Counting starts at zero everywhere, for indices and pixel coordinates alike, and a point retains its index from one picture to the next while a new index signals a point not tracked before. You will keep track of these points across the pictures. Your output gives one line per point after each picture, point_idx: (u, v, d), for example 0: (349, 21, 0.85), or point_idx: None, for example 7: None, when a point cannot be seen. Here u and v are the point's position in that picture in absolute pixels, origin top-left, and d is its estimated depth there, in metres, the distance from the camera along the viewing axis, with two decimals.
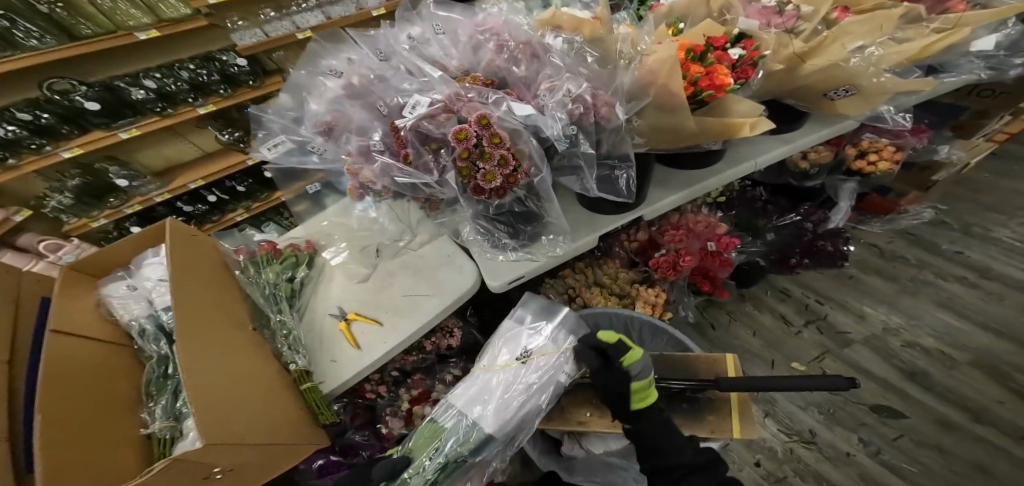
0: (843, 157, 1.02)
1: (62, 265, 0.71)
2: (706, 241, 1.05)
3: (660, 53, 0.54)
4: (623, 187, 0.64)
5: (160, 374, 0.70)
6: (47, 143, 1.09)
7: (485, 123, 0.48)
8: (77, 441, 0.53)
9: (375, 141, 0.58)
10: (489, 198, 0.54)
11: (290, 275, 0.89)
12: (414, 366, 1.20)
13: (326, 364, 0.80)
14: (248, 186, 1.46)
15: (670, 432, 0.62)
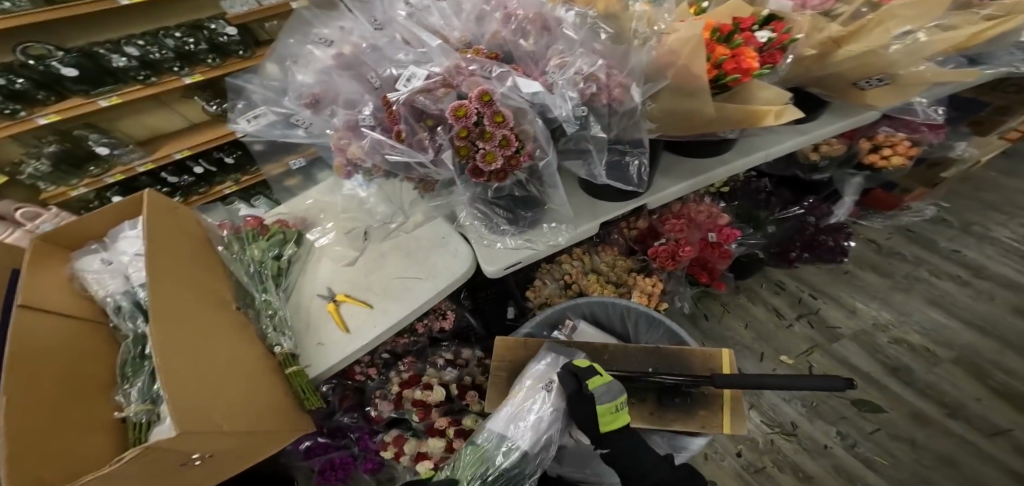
0: (855, 151, 1.00)
1: (33, 235, 0.68)
2: (707, 231, 1.04)
3: (682, 33, 0.51)
4: (634, 175, 0.62)
5: (136, 354, 0.68)
6: (22, 108, 1.04)
7: (487, 99, 0.45)
8: (47, 424, 0.52)
9: (365, 116, 0.54)
10: (488, 180, 0.51)
11: (277, 253, 0.85)
12: (406, 349, 1.22)
13: (312, 347, 0.79)
14: (237, 158, 1.41)
15: (639, 452, 0.63)
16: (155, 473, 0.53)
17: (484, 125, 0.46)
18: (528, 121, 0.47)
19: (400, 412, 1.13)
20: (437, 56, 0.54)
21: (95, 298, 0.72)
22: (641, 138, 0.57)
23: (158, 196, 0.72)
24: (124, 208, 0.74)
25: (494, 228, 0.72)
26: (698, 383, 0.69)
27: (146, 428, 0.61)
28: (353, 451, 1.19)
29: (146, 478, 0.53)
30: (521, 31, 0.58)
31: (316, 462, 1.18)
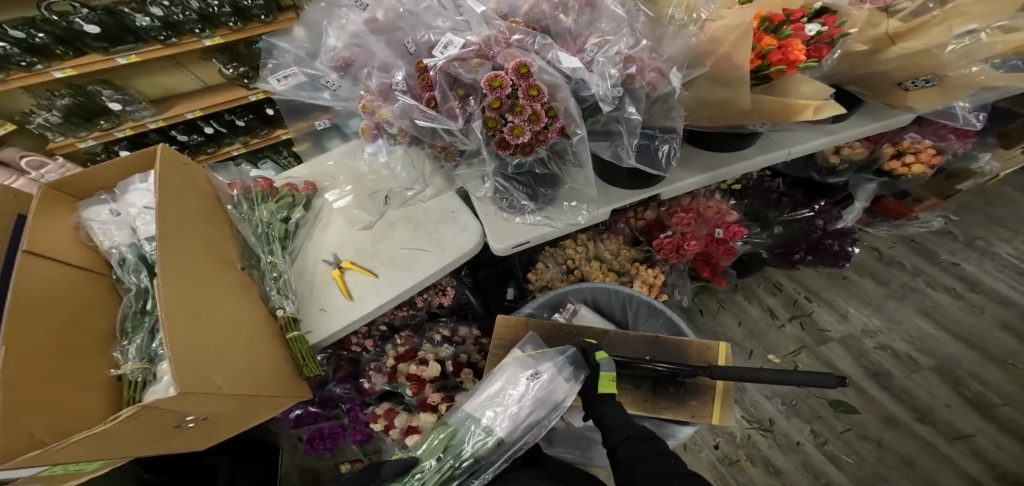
0: (878, 156, 1.00)
1: (42, 182, 0.67)
2: (714, 227, 1.04)
3: (728, 20, 0.51)
4: (661, 159, 0.61)
5: (137, 308, 0.68)
6: (39, 62, 1.01)
7: (524, 72, 0.44)
8: (41, 377, 0.52)
9: (398, 80, 0.53)
10: (513, 153, 0.50)
11: (284, 216, 0.86)
12: (404, 322, 1.25)
13: (315, 312, 0.79)
14: (248, 122, 1.36)
15: (620, 414, 0.60)
16: (152, 430, 0.54)
17: (516, 97, 0.45)
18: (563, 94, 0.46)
19: (394, 386, 1.15)
20: (475, 22, 0.53)
21: (100, 250, 0.71)
22: (673, 125, 0.57)
23: (170, 152, 0.71)
24: (132, 162, 0.72)
25: (512, 204, 0.73)
26: (697, 372, 0.71)
27: (142, 387, 0.61)
28: (343, 422, 1.23)
29: (140, 437, 0.54)
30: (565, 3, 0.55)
31: (305, 431, 1.22)
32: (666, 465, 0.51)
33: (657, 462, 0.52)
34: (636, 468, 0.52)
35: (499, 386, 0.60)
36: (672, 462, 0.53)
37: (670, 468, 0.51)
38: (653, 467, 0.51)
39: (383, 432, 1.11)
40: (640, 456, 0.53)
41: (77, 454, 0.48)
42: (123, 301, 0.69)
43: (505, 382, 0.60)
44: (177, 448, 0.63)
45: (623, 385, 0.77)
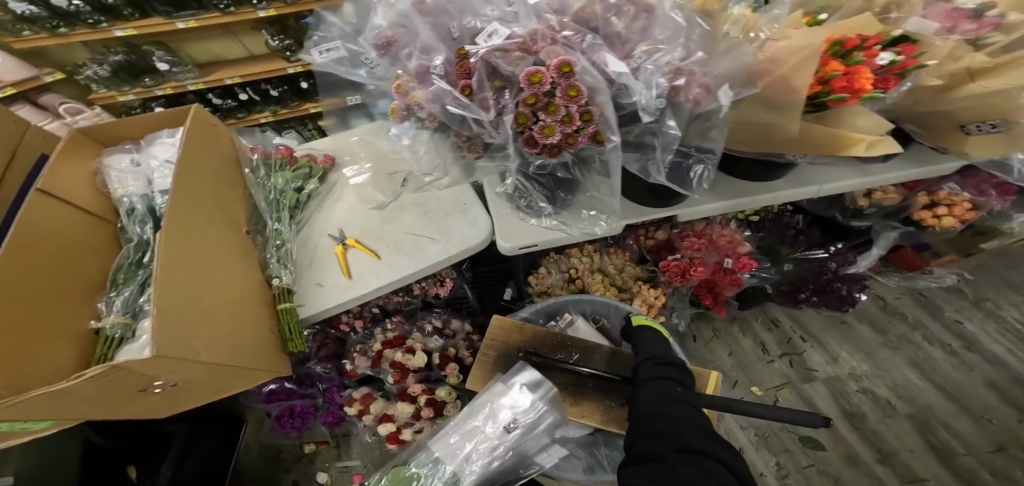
0: (909, 204, 0.90)
1: (71, 125, 0.65)
2: (724, 256, 1.03)
3: (792, 41, 0.51)
4: (693, 180, 0.60)
5: (133, 260, 0.65)
6: (105, 20, 1.01)
7: (566, 71, 0.42)
8: (15, 322, 0.49)
9: (437, 65, 0.52)
10: (539, 153, 0.47)
11: (298, 186, 0.84)
12: (397, 308, 1.23)
13: (310, 287, 0.77)
14: (282, 93, 1.29)
15: (653, 342, 0.68)
16: (115, 390, 0.52)
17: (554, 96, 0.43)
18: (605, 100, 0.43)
19: (376, 371, 1.16)
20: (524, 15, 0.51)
21: (113, 197, 0.68)
22: (711, 146, 0.55)
23: (203, 114, 0.70)
24: (165, 117, 0.70)
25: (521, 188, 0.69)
26: None
27: (121, 343, 0.59)
28: (316, 401, 1.21)
29: (103, 399, 0.52)
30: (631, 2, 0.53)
31: (275, 407, 1.20)
32: (672, 391, 0.57)
33: (665, 384, 0.58)
34: (644, 382, 0.60)
35: (474, 437, 0.62)
36: (681, 390, 0.57)
37: (675, 394, 0.56)
38: (658, 387, 0.58)
39: (356, 416, 1.13)
40: (652, 374, 0.61)
41: (39, 405, 0.46)
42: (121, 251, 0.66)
43: (480, 434, 0.62)
44: (138, 413, 0.60)
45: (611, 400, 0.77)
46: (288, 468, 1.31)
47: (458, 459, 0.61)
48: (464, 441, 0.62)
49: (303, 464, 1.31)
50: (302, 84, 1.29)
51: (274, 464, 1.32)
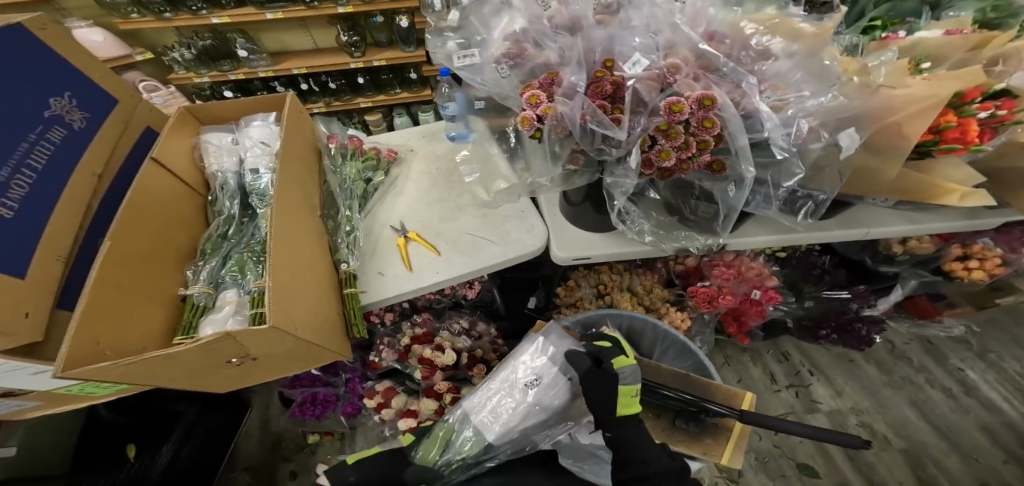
0: (943, 254, 0.93)
1: (181, 104, 0.69)
2: (753, 288, 1.08)
3: (911, 91, 0.53)
4: (800, 213, 0.68)
5: (220, 233, 0.68)
6: (205, 8, 1.13)
7: (707, 104, 0.41)
8: (122, 281, 0.51)
9: (573, 81, 0.47)
10: (650, 174, 0.49)
11: (368, 176, 0.88)
12: (427, 305, 1.26)
13: (372, 275, 0.80)
14: (339, 86, 1.35)
15: (642, 450, 0.58)
16: (210, 359, 0.54)
17: (689, 128, 0.43)
18: (737, 132, 0.43)
19: (402, 365, 1.17)
20: (640, 31, 0.52)
21: (206, 171, 0.71)
22: (820, 187, 0.63)
23: (298, 103, 0.74)
24: (259, 103, 0.74)
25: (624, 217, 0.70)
26: (728, 414, 0.72)
27: (209, 311, 0.61)
28: (338, 391, 1.21)
29: (197, 368, 0.54)
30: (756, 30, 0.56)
31: (298, 393, 1.18)
32: None
33: None
34: None
35: (500, 393, 0.65)
36: None
37: None
38: None
39: (375, 409, 1.14)
40: None
41: (148, 363, 0.48)
42: (211, 223, 0.69)
43: (506, 390, 0.65)
44: (212, 385, 0.62)
45: (645, 411, 0.83)
46: (288, 458, 1.27)
47: (481, 414, 0.65)
48: (487, 398, 0.66)
49: (304, 455, 1.27)
50: (361, 79, 1.35)
51: (273, 454, 1.28)
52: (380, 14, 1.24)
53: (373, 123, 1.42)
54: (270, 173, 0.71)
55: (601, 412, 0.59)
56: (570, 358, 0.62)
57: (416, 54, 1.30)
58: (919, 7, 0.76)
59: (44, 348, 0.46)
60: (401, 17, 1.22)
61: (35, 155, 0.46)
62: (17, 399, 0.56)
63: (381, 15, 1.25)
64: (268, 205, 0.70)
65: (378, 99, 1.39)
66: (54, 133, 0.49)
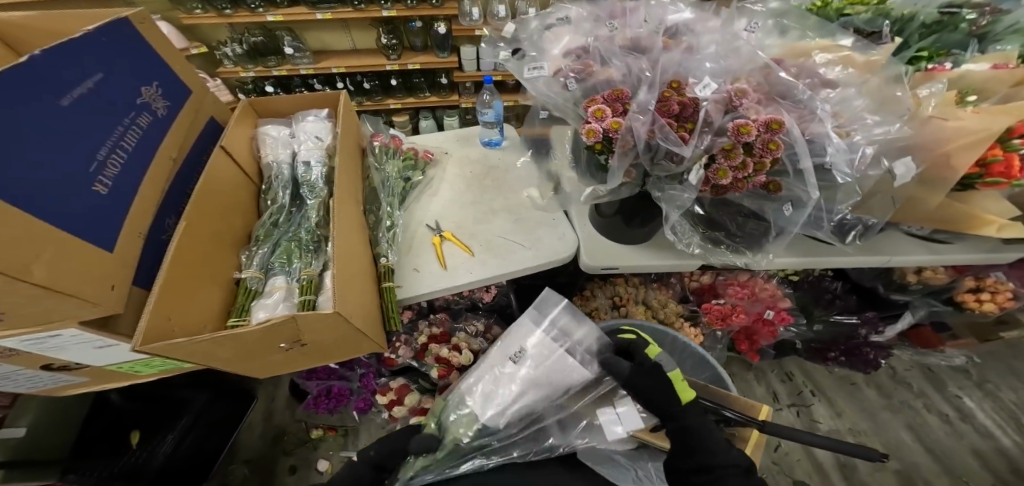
0: (958, 285, 0.99)
1: (243, 98, 0.72)
2: (766, 307, 1.10)
3: (964, 123, 0.58)
4: (849, 234, 0.70)
5: (273, 222, 0.70)
6: (262, 6, 1.17)
7: (774, 128, 0.45)
8: (192, 260, 0.54)
9: (644, 99, 0.50)
10: (706, 191, 0.52)
11: (407, 175, 0.91)
12: (445, 306, 1.27)
13: (409, 271, 0.82)
14: (373, 86, 1.38)
15: (708, 437, 0.57)
16: (267, 342, 0.56)
17: (754, 149, 0.47)
18: (801, 155, 0.48)
19: (418, 364, 1.17)
20: (709, 57, 0.57)
21: (261, 161, 0.74)
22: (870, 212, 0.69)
23: (350, 102, 0.77)
24: (315, 98, 0.78)
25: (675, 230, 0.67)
26: (747, 422, 0.69)
27: (260, 295, 0.63)
28: (352, 385, 1.20)
29: (254, 350, 0.57)
30: (835, 70, 0.61)
31: (313, 386, 1.19)
32: None
33: None
34: None
35: (500, 370, 0.66)
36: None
37: None
38: None
39: (387, 407, 1.13)
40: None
41: (214, 341, 0.50)
42: (264, 212, 0.71)
43: (505, 366, 0.66)
44: (256, 370, 0.63)
45: None
46: (289, 451, 1.21)
47: (480, 392, 0.65)
48: (487, 376, 0.67)
49: (306, 449, 1.22)
50: (394, 81, 1.39)
51: (274, 446, 1.22)
52: (420, 20, 1.29)
53: (401, 124, 1.45)
54: (320, 166, 0.74)
55: (665, 403, 0.58)
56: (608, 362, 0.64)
57: (448, 60, 1.34)
58: (965, 40, 0.76)
59: (118, 322, 0.48)
60: (440, 24, 1.26)
61: (128, 138, 0.48)
62: (65, 374, 0.57)
63: (419, 21, 1.29)
64: (319, 197, 0.72)
65: (409, 102, 1.42)
66: (142, 119, 0.51)
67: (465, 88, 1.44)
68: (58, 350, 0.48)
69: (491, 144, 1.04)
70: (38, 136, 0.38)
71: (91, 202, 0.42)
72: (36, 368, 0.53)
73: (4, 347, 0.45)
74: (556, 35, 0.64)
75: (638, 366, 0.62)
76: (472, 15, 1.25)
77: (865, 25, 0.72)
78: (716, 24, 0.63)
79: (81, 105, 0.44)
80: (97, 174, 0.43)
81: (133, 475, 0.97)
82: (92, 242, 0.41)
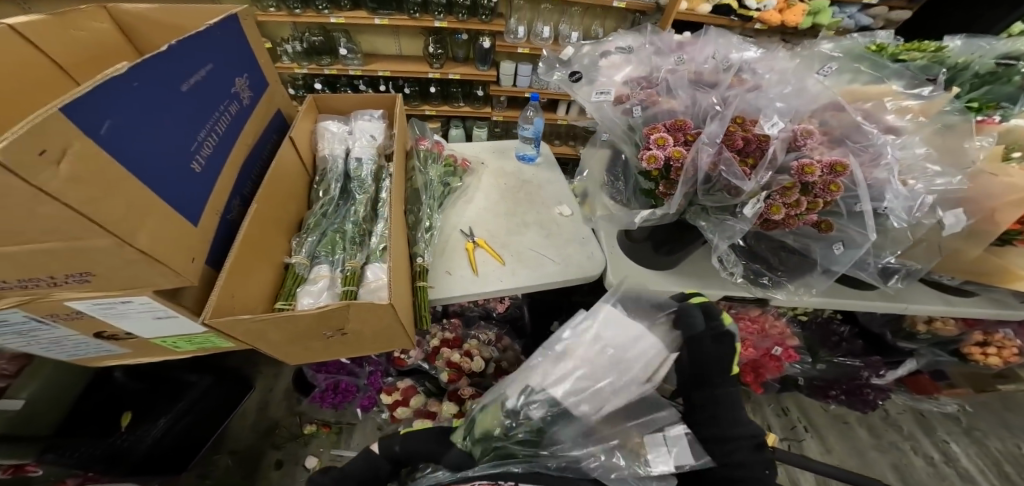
0: (966, 337, 1.03)
1: (309, 95, 0.79)
2: (775, 344, 1.06)
3: (1016, 180, 0.58)
4: (893, 279, 0.72)
5: (325, 213, 0.72)
6: (328, 9, 1.25)
7: (838, 170, 0.50)
8: (253, 239, 0.55)
9: (712, 131, 0.54)
10: (759, 224, 0.57)
11: (447, 180, 0.94)
12: (458, 311, 1.22)
13: (441, 274, 0.80)
14: (412, 92, 1.46)
15: (736, 411, 0.56)
16: (314, 328, 0.57)
17: (812, 189, 0.52)
18: (863, 198, 0.53)
19: (428, 366, 1.11)
20: (777, 96, 0.61)
21: (318, 152, 0.77)
22: (915, 259, 0.70)
23: (404, 106, 0.82)
24: (372, 100, 0.84)
25: (722, 260, 0.72)
26: None
27: (306, 282, 0.63)
28: (359, 382, 1.13)
29: (301, 335, 0.58)
30: (904, 118, 0.64)
31: (322, 379, 1.12)
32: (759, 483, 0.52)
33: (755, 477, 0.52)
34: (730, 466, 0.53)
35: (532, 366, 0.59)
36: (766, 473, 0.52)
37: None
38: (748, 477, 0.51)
39: (390, 408, 1.05)
40: (741, 461, 0.52)
41: (269, 322, 0.51)
42: (315, 203, 0.73)
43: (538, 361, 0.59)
44: (289, 354, 0.63)
45: None
46: (279, 445, 1.09)
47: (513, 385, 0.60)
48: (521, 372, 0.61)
49: (296, 445, 1.09)
50: (433, 89, 1.47)
51: (263, 440, 1.10)
52: (467, 33, 1.38)
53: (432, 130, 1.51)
54: (370, 163, 0.77)
55: (713, 370, 0.58)
56: (683, 318, 0.61)
57: (487, 73, 1.41)
58: (1018, 93, 0.70)
59: (182, 294, 0.48)
60: (485, 38, 1.34)
61: (218, 124, 0.54)
62: (111, 343, 0.57)
63: (465, 34, 1.38)
64: (367, 192, 0.74)
65: (445, 110, 1.49)
66: (229, 106, 0.57)
67: (499, 102, 1.52)
68: (120, 317, 0.49)
69: (525, 159, 1.07)
70: (156, 114, 0.43)
71: (192, 178, 0.47)
72: (89, 335, 0.53)
73: (74, 309, 0.45)
74: (617, 63, 0.69)
75: (712, 333, 0.60)
76: (517, 33, 1.36)
77: (919, 72, 0.71)
78: (777, 65, 0.68)
79: (189, 90, 0.49)
80: (195, 153, 0.48)
81: (115, 459, 0.89)
82: (189, 213, 0.46)
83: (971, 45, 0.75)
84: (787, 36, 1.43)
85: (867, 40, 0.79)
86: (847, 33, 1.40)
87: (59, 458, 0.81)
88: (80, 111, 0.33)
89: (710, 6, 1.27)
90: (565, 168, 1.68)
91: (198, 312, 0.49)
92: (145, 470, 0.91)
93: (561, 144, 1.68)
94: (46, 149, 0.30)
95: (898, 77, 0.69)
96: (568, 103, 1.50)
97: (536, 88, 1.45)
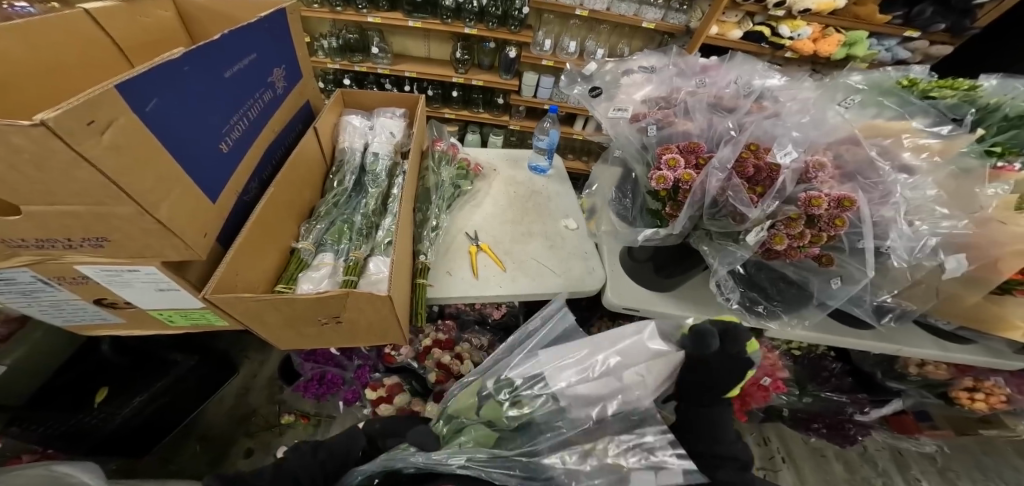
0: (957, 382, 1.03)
1: (337, 88, 0.82)
2: (764, 374, 1.02)
3: (1021, 230, 0.59)
4: (885, 319, 0.74)
5: (335, 202, 0.73)
6: (366, 9, 1.30)
7: (845, 205, 0.52)
8: (264, 220, 0.56)
9: (724, 156, 0.56)
10: (762, 253, 0.59)
11: (459, 183, 0.96)
12: (452, 314, 1.18)
13: (440, 273, 0.81)
14: (435, 95, 1.52)
15: (721, 429, 0.59)
16: (312, 313, 0.56)
17: (819, 221, 0.53)
18: (866, 234, 0.55)
19: (417, 365, 1.07)
20: (795, 126, 0.62)
21: (337, 144, 0.79)
22: (910, 303, 0.71)
23: (426, 107, 0.85)
24: (395, 98, 0.87)
25: (720, 284, 0.73)
26: None
27: (308, 267, 0.64)
28: (346, 375, 1.11)
29: (297, 318, 0.58)
30: (922, 157, 0.65)
31: (308, 369, 1.10)
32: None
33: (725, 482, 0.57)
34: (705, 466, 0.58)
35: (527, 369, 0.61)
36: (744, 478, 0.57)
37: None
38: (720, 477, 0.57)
39: (372, 404, 1.04)
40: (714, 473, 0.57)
41: (266, 302, 0.51)
42: (329, 193, 0.74)
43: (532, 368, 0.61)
44: (279, 337, 0.63)
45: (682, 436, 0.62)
46: (251, 433, 1.07)
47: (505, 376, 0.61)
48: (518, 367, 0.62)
49: (269, 435, 1.07)
50: (455, 94, 1.51)
51: (236, 427, 1.08)
52: (494, 42, 1.42)
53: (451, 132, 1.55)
54: (385, 159, 0.78)
55: (712, 388, 0.60)
56: (699, 338, 0.59)
57: (509, 82, 1.45)
58: None
59: (185, 268, 0.49)
60: (512, 48, 1.38)
61: (250, 110, 0.58)
62: (108, 312, 0.57)
63: (493, 42, 1.42)
64: (379, 187, 0.75)
65: (463, 115, 1.53)
66: (263, 95, 0.62)
67: (517, 112, 1.57)
68: (124, 286, 0.49)
69: (537, 170, 1.08)
70: (198, 97, 0.47)
71: (216, 156, 0.51)
72: (89, 301, 0.54)
73: (82, 274, 0.46)
74: (639, 82, 0.71)
75: (724, 349, 0.59)
76: (543, 45, 1.40)
77: (947, 111, 0.72)
78: (798, 96, 0.70)
79: (231, 78, 0.54)
80: (224, 135, 0.52)
81: (80, 437, 0.86)
82: (205, 190, 0.48)
83: (1005, 86, 0.75)
84: (818, 66, 1.47)
85: (898, 75, 0.80)
86: (882, 66, 1.42)
87: (23, 432, 0.81)
88: (133, 91, 0.37)
89: (741, 33, 1.31)
90: (576, 181, 1.70)
91: (200, 286, 0.49)
92: (107, 450, 0.89)
93: (574, 158, 1.71)
94: (93, 121, 0.33)
95: (923, 114, 0.70)
96: (585, 118, 1.54)
97: (556, 100, 1.48)
